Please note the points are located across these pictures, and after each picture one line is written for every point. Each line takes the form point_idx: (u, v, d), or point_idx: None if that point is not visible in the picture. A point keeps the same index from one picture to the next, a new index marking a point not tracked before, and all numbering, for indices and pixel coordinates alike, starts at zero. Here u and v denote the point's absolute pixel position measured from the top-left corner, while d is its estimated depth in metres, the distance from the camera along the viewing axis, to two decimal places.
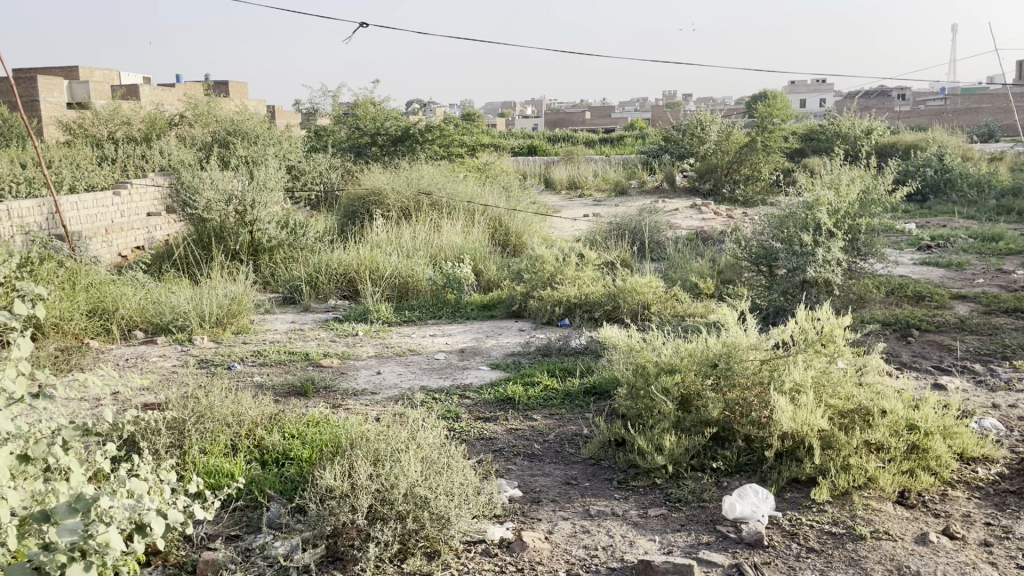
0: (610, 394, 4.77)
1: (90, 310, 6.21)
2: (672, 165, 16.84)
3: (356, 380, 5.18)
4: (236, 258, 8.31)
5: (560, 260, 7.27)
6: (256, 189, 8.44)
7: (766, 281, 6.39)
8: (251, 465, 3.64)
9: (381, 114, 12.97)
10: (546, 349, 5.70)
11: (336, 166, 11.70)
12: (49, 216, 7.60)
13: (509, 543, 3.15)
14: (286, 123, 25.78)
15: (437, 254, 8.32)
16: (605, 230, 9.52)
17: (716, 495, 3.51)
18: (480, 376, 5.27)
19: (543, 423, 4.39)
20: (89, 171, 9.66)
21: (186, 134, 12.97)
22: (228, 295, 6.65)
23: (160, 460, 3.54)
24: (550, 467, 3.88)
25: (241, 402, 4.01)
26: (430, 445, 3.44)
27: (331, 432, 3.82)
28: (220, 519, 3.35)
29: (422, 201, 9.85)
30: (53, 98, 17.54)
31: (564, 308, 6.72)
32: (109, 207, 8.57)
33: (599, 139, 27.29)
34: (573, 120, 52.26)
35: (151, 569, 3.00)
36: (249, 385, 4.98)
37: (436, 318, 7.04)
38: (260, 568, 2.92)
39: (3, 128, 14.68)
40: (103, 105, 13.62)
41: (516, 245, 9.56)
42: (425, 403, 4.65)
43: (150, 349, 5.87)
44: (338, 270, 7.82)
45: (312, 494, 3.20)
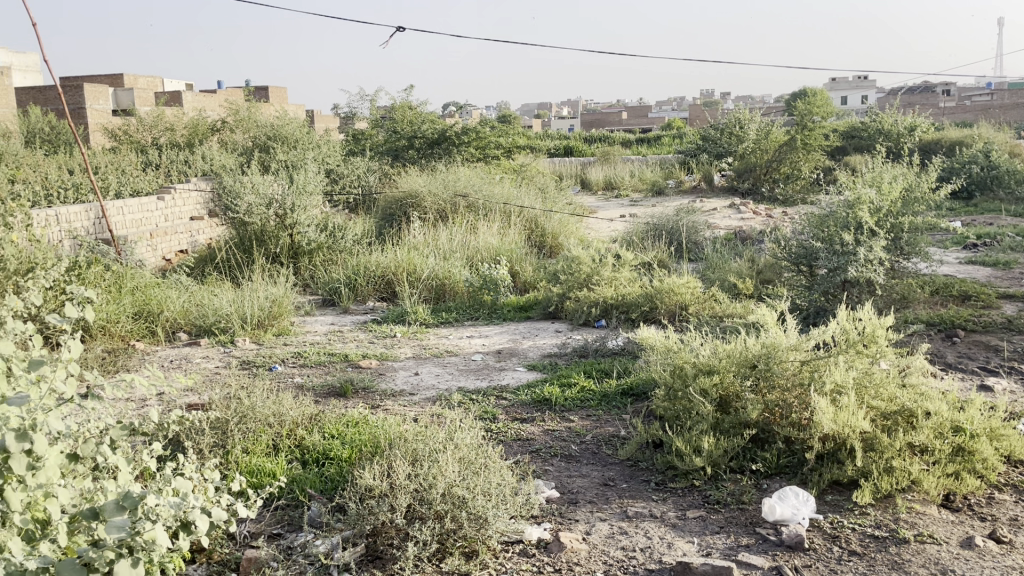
0: (647, 395, 4.76)
1: (136, 312, 6.36)
2: (711, 164, 16.69)
3: (395, 380, 5.25)
4: (277, 261, 8.44)
5: (597, 259, 7.24)
6: (296, 192, 8.58)
7: (806, 281, 6.31)
8: (292, 465, 3.69)
9: (418, 117, 13.08)
10: (583, 350, 5.71)
11: (373, 169, 11.82)
12: (96, 221, 7.80)
13: (546, 543, 3.16)
14: (325, 127, 26.13)
15: (474, 256, 8.37)
16: (643, 230, 9.48)
17: (756, 497, 3.47)
18: (517, 377, 5.29)
19: (581, 424, 4.40)
20: (134, 176, 9.87)
21: (227, 139, 13.20)
22: (269, 297, 6.76)
23: (203, 459, 3.61)
24: (588, 468, 3.87)
25: (283, 403, 4.07)
26: (467, 446, 3.46)
27: (371, 433, 3.86)
28: (262, 517, 3.39)
29: (459, 202, 9.91)
30: (98, 105, 17.96)
31: (601, 309, 6.70)
32: (153, 212, 8.73)
33: (636, 139, 27.22)
34: (610, 120, 52.08)
35: (196, 566, 3.07)
36: (290, 386, 5.06)
37: (473, 319, 7.10)
38: (302, 567, 2.96)
39: (51, 134, 15.07)
40: (147, 112, 13.92)
41: (553, 246, 9.59)
42: (463, 404, 4.68)
43: (194, 349, 6.00)
44: (376, 272, 7.89)
45: (352, 493, 3.24)
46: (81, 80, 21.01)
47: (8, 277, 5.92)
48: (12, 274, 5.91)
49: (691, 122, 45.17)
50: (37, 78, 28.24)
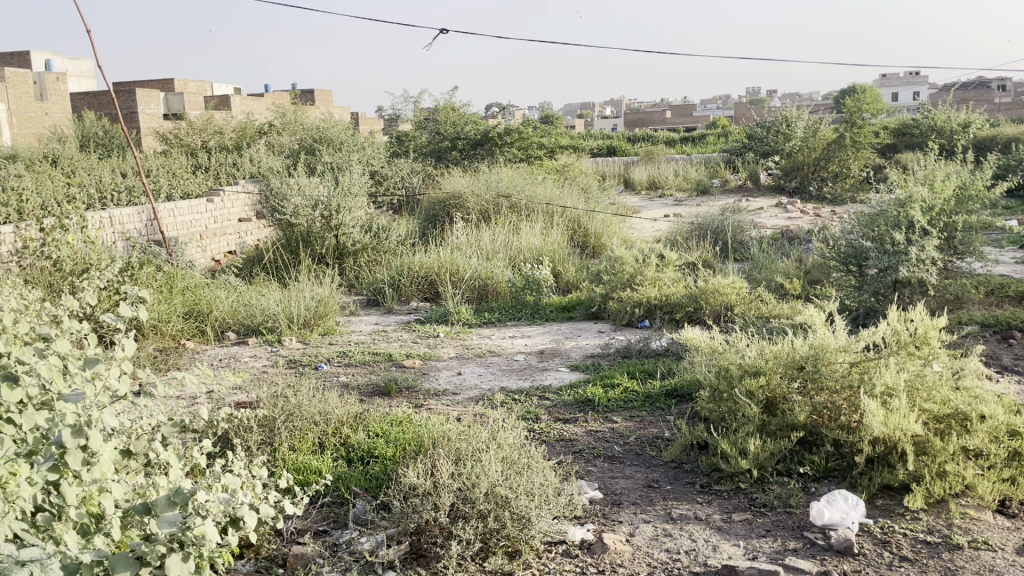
0: (692, 396, 4.72)
1: (186, 312, 6.49)
2: (757, 163, 16.49)
3: (437, 380, 5.27)
4: (323, 262, 8.56)
5: (640, 259, 7.19)
6: (342, 195, 8.68)
7: (855, 281, 6.19)
8: (337, 462, 3.73)
9: (461, 118, 13.16)
10: (626, 350, 5.69)
11: (417, 170, 11.91)
12: (147, 223, 7.99)
13: (589, 544, 3.15)
14: (369, 129, 26.44)
15: (517, 256, 8.38)
16: (687, 230, 9.40)
17: (803, 501, 3.42)
18: (560, 377, 5.28)
19: (624, 425, 4.38)
20: (184, 178, 10.07)
21: (275, 141, 13.41)
22: (315, 297, 6.86)
23: (251, 456, 3.68)
24: (631, 469, 3.85)
25: (328, 402, 4.12)
26: (510, 446, 3.46)
27: (415, 433, 3.89)
28: (309, 514, 3.44)
29: (502, 203, 9.93)
30: (150, 110, 18.37)
31: (645, 310, 6.65)
32: (203, 214, 8.90)
33: (680, 138, 26.99)
34: (653, 119, 51.73)
35: (244, 561, 3.12)
36: (335, 385, 5.11)
37: (516, 319, 7.11)
38: (347, 564, 3.00)
39: (105, 138, 15.45)
40: (197, 116, 14.19)
41: (596, 246, 9.57)
42: (506, 404, 4.69)
43: (242, 349, 6.10)
44: (419, 273, 7.95)
45: (396, 491, 3.28)
46: (133, 85, 21.53)
47: (64, 277, 6.09)
48: (69, 274, 6.08)
49: (738, 120, 44.55)
50: (91, 83, 29.00)
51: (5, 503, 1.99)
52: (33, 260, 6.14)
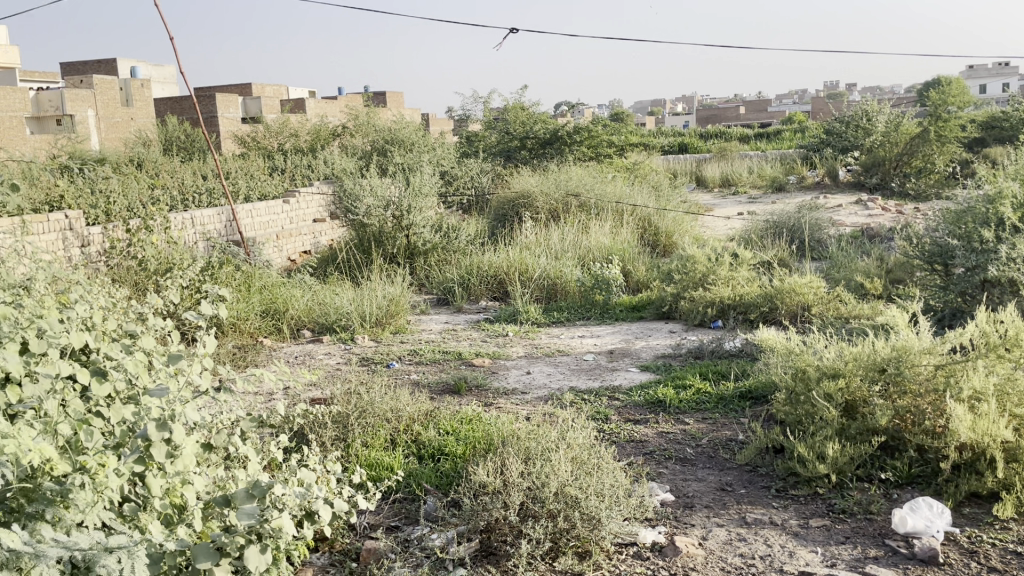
0: (767, 398, 4.62)
1: (264, 310, 6.67)
2: (835, 159, 16.03)
3: (506, 380, 5.28)
4: (394, 261, 8.69)
5: (713, 259, 7.08)
6: (413, 195, 8.79)
7: (941, 281, 5.96)
8: (409, 459, 3.78)
9: (531, 117, 13.18)
10: (699, 351, 5.60)
11: (486, 170, 11.98)
12: (227, 224, 8.25)
13: (661, 547, 3.12)
14: (439, 130, 26.74)
15: (586, 255, 8.34)
16: (762, 228, 9.20)
17: (884, 507, 3.31)
18: (630, 377, 5.24)
19: (696, 427, 4.31)
20: (261, 180, 10.34)
21: (348, 143, 13.65)
22: (386, 297, 6.96)
23: (326, 451, 3.76)
24: (704, 472, 3.78)
25: (400, 399, 4.18)
26: (580, 445, 3.45)
27: (485, 432, 3.91)
28: (381, 510, 3.49)
29: (572, 202, 9.89)
30: (230, 114, 18.89)
31: (718, 309, 6.55)
32: (280, 214, 9.15)
33: (755, 134, 26.48)
34: (726, 116, 50.86)
35: (319, 554, 3.18)
36: (407, 383, 5.18)
37: (586, 318, 7.08)
38: (418, 560, 3.03)
39: (186, 142, 15.96)
40: (273, 119, 14.56)
41: (667, 245, 9.47)
42: (575, 404, 4.67)
43: (316, 347, 6.23)
44: (489, 272, 7.99)
45: (467, 489, 3.30)
46: (213, 90, 22.29)
47: (149, 276, 6.33)
48: (153, 273, 6.32)
49: (815, 115, 43.40)
50: (175, 88, 30.19)
51: (94, 493, 2.07)
52: (120, 260, 6.41)
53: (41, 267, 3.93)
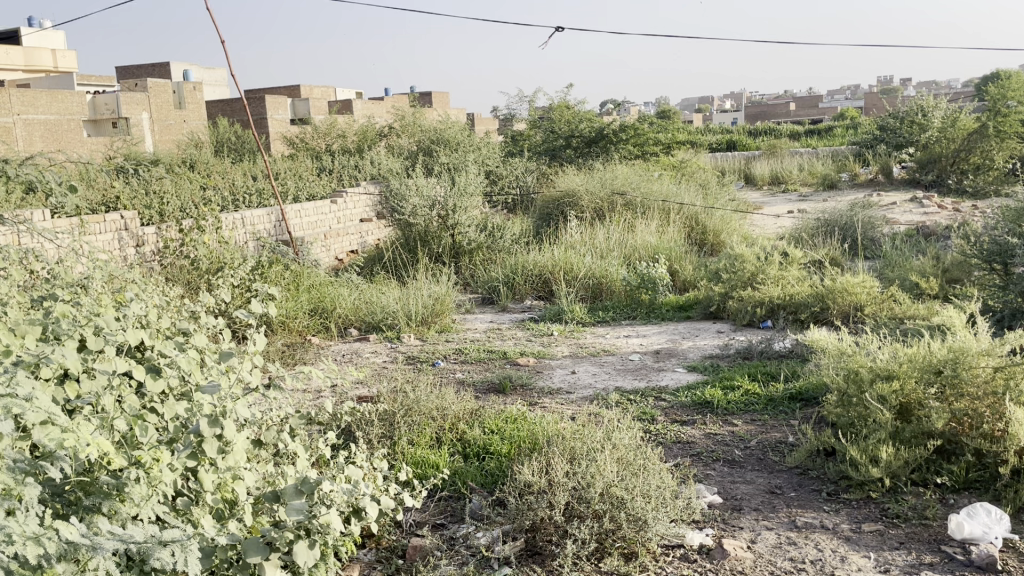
0: (818, 400, 4.53)
1: (312, 309, 6.77)
2: (889, 156, 15.67)
3: (551, 379, 5.27)
4: (440, 261, 8.75)
5: (762, 258, 6.97)
6: (458, 194, 8.83)
7: (1000, 280, 5.79)
8: (455, 457, 3.79)
9: (576, 116, 13.12)
10: (747, 351, 5.53)
11: (531, 169, 11.98)
12: (276, 224, 8.39)
13: (709, 550, 3.08)
14: (484, 129, 26.84)
15: (632, 255, 8.27)
16: (813, 227, 9.04)
17: (940, 513, 3.22)
18: (677, 378, 5.19)
19: (744, 428, 4.25)
20: (309, 181, 10.48)
21: (394, 143, 13.77)
22: (431, 296, 7.00)
23: (372, 449, 3.79)
24: (753, 474, 3.73)
25: (446, 397, 4.20)
26: (626, 446, 3.42)
27: (530, 431, 3.91)
28: (427, 507, 3.51)
29: (618, 201, 9.83)
30: (279, 115, 19.18)
31: (767, 310, 6.45)
32: (327, 214, 9.26)
33: (806, 130, 26.03)
34: (775, 113, 50.07)
35: (366, 550, 3.21)
36: (452, 381, 5.20)
37: (631, 318, 7.03)
38: (464, 558, 3.05)
39: (237, 143, 16.25)
40: (321, 121, 14.74)
41: (714, 245, 9.36)
42: (621, 404, 4.64)
43: (363, 345, 6.29)
44: (534, 271, 7.98)
45: (512, 488, 3.30)
46: (262, 91, 22.66)
47: (201, 275, 6.46)
48: (205, 272, 6.45)
49: (868, 111, 42.53)
50: (226, 91, 30.79)
51: (149, 487, 2.12)
52: (173, 259, 6.56)
53: (98, 266, 4.04)
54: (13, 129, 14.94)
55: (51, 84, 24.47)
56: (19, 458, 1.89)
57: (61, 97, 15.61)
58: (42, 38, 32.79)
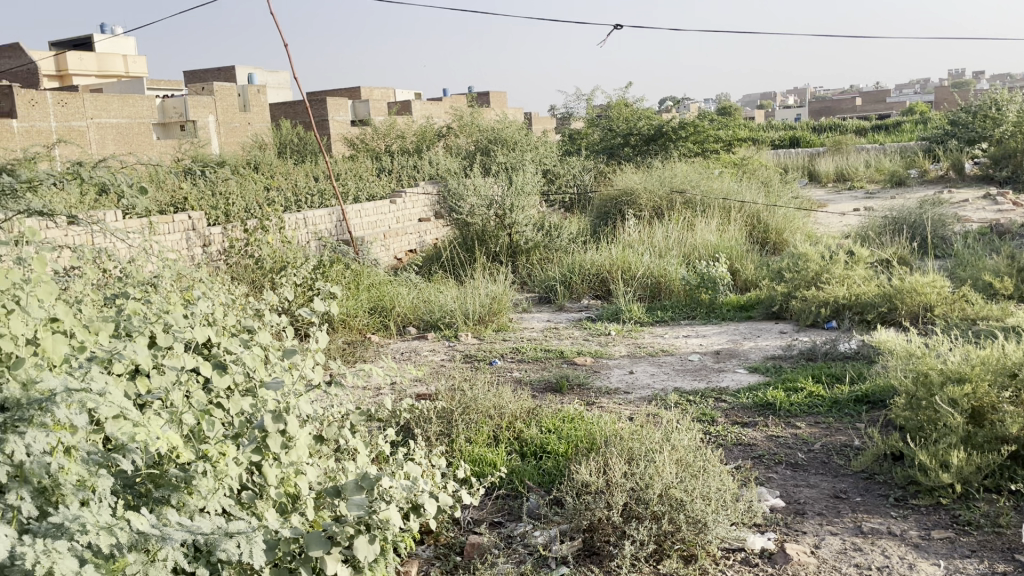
0: (886, 403, 4.41)
1: (372, 307, 6.87)
2: (961, 152, 15.14)
3: (609, 379, 5.24)
4: (497, 260, 8.77)
5: (827, 256, 6.80)
6: (515, 193, 8.85)
7: None
8: (512, 456, 3.80)
9: (635, 114, 13.01)
10: (811, 352, 5.41)
11: (589, 168, 11.93)
12: (337, 224, 8.54)
13: (771, 554, 3.02)
14: (542, 128, 26.84)
15: (692, 254, 8.16)
16: (880, 224, 8.79)
17: (1015, 520, 3.11)
18: (738, 379, 5.10)
19: (808, 431, 4.16)
20: (369, 181, 10.63)
21: (452, 143, 13.86)
22: (489, 295, 7.04)
23: (430, 446, 3.83)
24: (817, 478, 3.65)
25: (503, 396, 4.21)
26: (685, 447, 3.38)
27: (587, 431, 3.89)
28: (484, 505, 3.52)
29: (677, 199, 9.71)
30: (340, 117, 19.50)
31: (832, 310, 6.31)
32: (387, 214, 9.38)
33: (873, 126, 25.36)
34: (840, 108, 48.79)
35: (424, 547, 3.23)
36: (510, 380, 5.21)
37: (691, 318, 6.95)
38: (522, 556, 3.06)
39: (299, 144, 16.57)
40: (380, 122, 14.93)
41: (776, 243, 9.19)
42: (680, 405, 4.59)
43: (422, 344, 6.35)
44: (591, 270, 7.95)
45: (569, 488, 3.30)
46: (323, 93, 23.06)
47: (265, 273, 6.61)
48: (270, 271, 6.60)
49: (940, 105, 41.19)
50: (289, 94, 31.45)
51: (216, 480, 2.17)
52: (238, 259, 6.72)
53: (167, 266, 4.16)
54: (87, 134, 16.12)
55: (123, 89, 25.37)
56: (93, 450, 1.96)
57: (132, 101, 16.94)
58: (114, 45, 33.94)
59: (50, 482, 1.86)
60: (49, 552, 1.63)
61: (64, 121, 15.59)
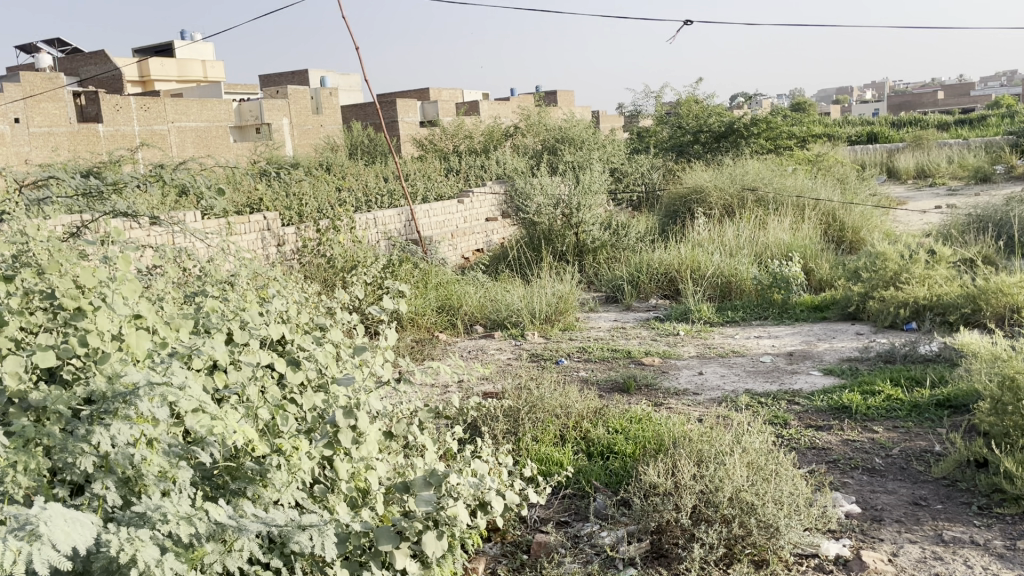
0: (969, 408, 4.25)
1: (440, 305, 6.94)
2: None
3: (678, 379, 5.18)
4: (563, 259, 8.76)
5: (907, 255, 6.55)
6: (582, 192, 8.83)
7: None
8: (578, 456, 3.79)
9: (705, 110, 12.79)
10: (890, 355, 5.24)
11: (658, 166, 11.79)
12: (406, 224, 8.66)
13: (846, 561, 2.95)
14: (611, 126, 26.71)
15: (764, 253, 8.00)
16: (963, 222, 8.46)
17: None
18: (812, 381, 4.98)
19: (886, 436, 4.03)
20: (437, 181, 10.74)
21: (520, 142, 13.90)
22: (556, 294, 7.04)
23: (498, 443, 3.85)
24: (894, 484, 3.53)
25: (570, 396, 4.20)
26: (756, 450, 3.32)
27: (655, 432, 3.85)
28: (551, 504, 3.52)
29: (748, 197, 9.53)
30: (409, 118, 19.77)
31: (912, 311, 6.11)
32: (454, 214, 9.46)
33: (956, 120, 24.38)
34: (920, 103, 47.11)
35: (491, 544, 3.25)
36: (576, 379, 5.20)
37: (762, 318, 6.81)
38: (589, 556, 3.06)
39: (370, 145, 16.86)
40: (449, 122, 15.07)
41: (853, 242, 8.93)
42: (751, 407, 4.51)
43: (489, 342, 6.39)
44: (660, 269, 7.87)
45: (637, 489, 3.28)
46: (392, 94, 23.41)
47: (336, 272, 6.75)
48: (341, 270, 6.74)
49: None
50: (359, 96, 32.04)
51: (290, 473, 2.23)
52: (310, 258, 6.87)
53: (243, 265, 4.29)
54: (168, 137, 17.42)
55: (202, 93, 26.33)
56: (173, 442, 2.04)
57: (209, 106, 18.13)
58: (194, 50, 35.20)
59: (133, 472, 1.94)
60: (132, 540, 1.70)
61: (145, 125, 16.89)
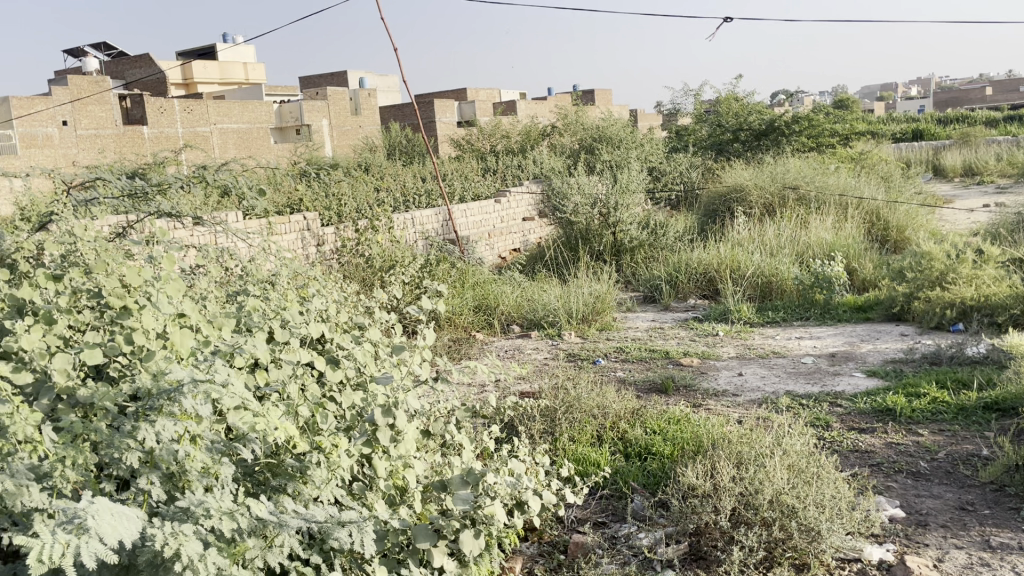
0: (1018, 411, 4.14)
1: (477, 305, 6.96)
2: None
3: (717, 380, 5.14)
4: (601, 259, 8.72)
5: (953, 255, 6.41)
6: (620, 192, 8.79)
7: None
8: (616, 456, 3.77)
9: (745, 108, 12.62)
10: (935, 357, 5.13)
11: (697, 165, 11.69)
12: (443, 223, 8.70)
13: (889, 566, 2.89)
14: (648, 125, 26.52)
15: (805, 252, 7.88)
16: (1012, 221, 8.25)
17: None
18: (855, 383, 4.89)
19: (931, 439, 3.95)
20: (474, 181, 10.78)
21: (557, 142, 13.89)
22: (593, 293, 7.02)
23: (535, 443, 3.85)
24: (940, 488, 3.46)
25: (607, 396, 4.18)
26: (798, 453, 3.27)
27: (693, 433, 3.82)
28: (588, 504, 3.51)
29: (789, 195, 9.41)
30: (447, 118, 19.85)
31: (958, 312, 5.98)
32: (491, 214, 9.47)
33: (1005, 116, 23.78)
34: (966, 99, 46.05)
35: (528, 544, 3.26)
36: (613, 380, 5.18)
37: (804, 318, 6.72)
38: (626, 557, 3.04)
39: (408, 146, 16.97)
40: (486, 122, 15.11)
41: (897, 241, 8.76)
42: (792, 408, 4.45)
43: (525, 341, 6.40)
44: (699, 269, 7.80)
45: (675, 490, 3.26)
46: (430, 95, 23.54)
47: (374, 272, 6.81)
48: (379, 269, 6.79)
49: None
50: (397, 96, 32.27)
51: (329, 471, 2.25)
52: (349, 258, 6.92)
53: (284, 264, 4.34)
54: (211, 138, 17.75)
55: (244, 95, 26.75)
56: (216, 439, 2.07)
57: (250, 107, 18.39)
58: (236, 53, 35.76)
59: (177, 468, 1.97)
60: (177, 534, 1.73)
61: (189, 126, 17.24)
